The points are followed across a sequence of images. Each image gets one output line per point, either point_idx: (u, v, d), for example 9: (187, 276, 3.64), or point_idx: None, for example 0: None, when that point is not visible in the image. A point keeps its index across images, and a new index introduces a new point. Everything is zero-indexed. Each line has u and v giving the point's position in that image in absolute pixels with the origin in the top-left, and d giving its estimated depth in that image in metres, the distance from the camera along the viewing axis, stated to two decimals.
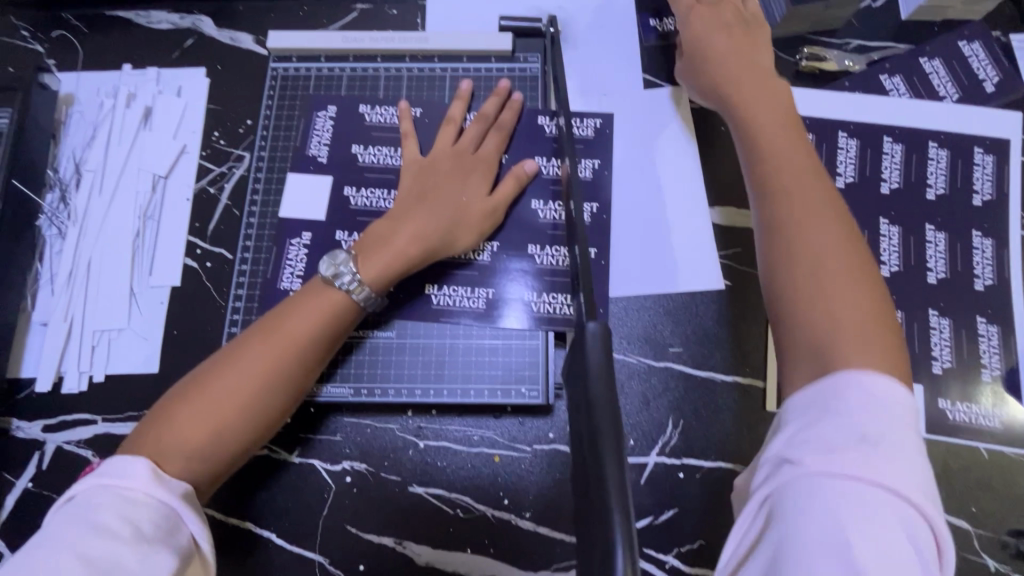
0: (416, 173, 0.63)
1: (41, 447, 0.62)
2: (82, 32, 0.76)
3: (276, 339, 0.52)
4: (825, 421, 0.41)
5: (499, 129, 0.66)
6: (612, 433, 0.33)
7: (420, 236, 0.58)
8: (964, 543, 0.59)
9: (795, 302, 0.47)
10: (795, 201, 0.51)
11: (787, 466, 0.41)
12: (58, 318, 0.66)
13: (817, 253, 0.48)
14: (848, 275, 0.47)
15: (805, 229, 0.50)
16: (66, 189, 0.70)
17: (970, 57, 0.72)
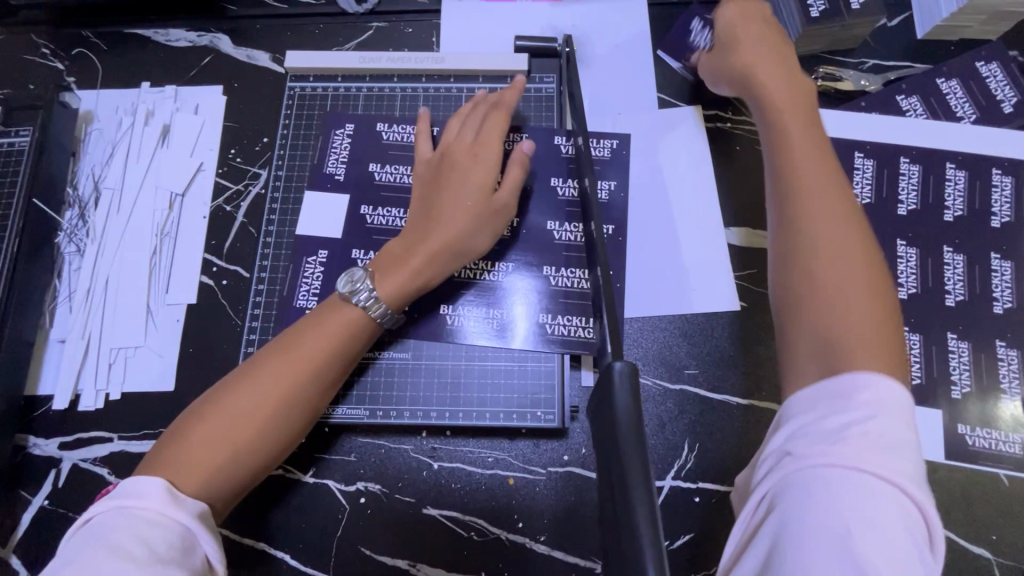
0: (427, 177, 0.61)
1: (58, 465, 0.63)
2: (102, 50, 0.77)
3: (292, 357, 0.52)
4: (823, 413, 0.42)
5: (505, 117, 0.62)
6: (639, 474, 0.34)
7: (432, 250, 0.56)
8: (984, 572, 0.58)
9: (808, 312, 0.47)
10: (811, 205, 0.50)
11: (789, 459, 0.41)
12: (76, 335, 0.66)
13: (829, 259, 0.47)
14: (874, 310, 0.45)
15: (819, 236, 0.48)
16: (84, 206, 0.71)
17: (989, 77, 0.72)
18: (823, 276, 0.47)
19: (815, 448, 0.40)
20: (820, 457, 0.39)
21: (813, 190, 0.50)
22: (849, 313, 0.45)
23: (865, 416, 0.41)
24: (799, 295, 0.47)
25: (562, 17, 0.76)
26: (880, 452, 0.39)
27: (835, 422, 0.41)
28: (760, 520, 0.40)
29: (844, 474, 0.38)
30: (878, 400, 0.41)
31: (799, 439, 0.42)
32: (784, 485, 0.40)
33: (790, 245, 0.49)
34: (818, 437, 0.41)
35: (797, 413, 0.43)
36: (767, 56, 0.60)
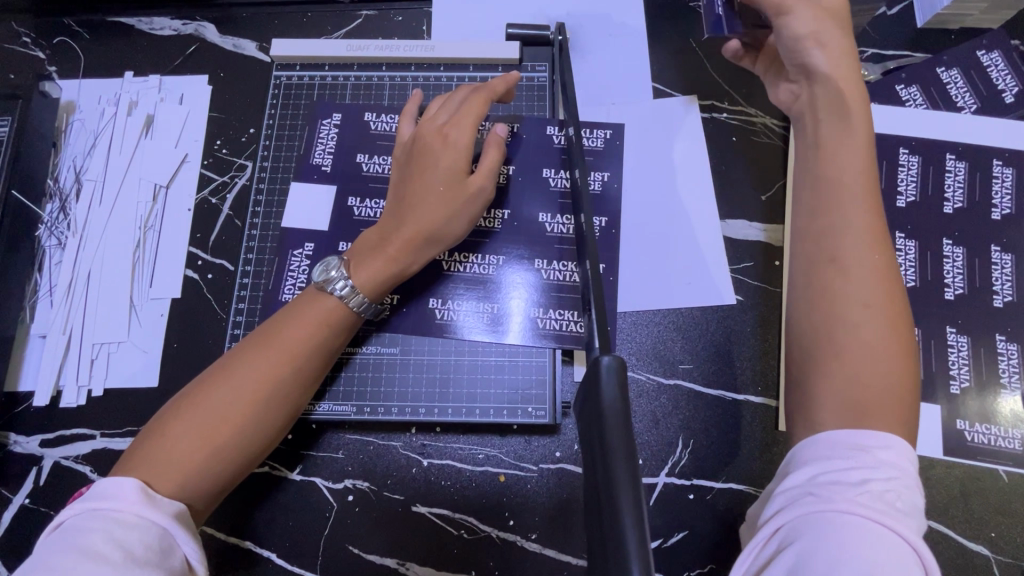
0: (403, 159, 0.59)
1: (39, 463, 0.61)
2: (83, 38, 0.75)
3: (271, 351, 0.50)
4: (851, 459, 0.41)
5: (488, 105, 0.60)
6: (628, 482, 0.32)
7: (408, 238, 0.55)
8: (983, 570, 0.57)
9: (825, 353, 0.45)
10: (851, 253, 0.47)
11: (810, 499, 0.40)
12: (57, 330, 0.65)
13: (858, 309, 0.45)
14: (879, 329, 0.45)
15: (837, 268, 0.47)
16: (66, 198, 0.69)
17: (990, 66, 0.71)
18: (845, 325, 0.45)
19: (843, 494, 0.39)
20: (847, 504, 0.38)
21: (855, 241, 0.47)
22: (872, 368, 0.44)
23: (889, 474, 0.40)
24: (824, 339, 0.46)
25: (555, 5, 0.74)
26: (902, 511, 0.38)
27: (860, 473, 0.40)
28: (770, 555, 0.39)
29: (868, 525, 0.37)
30: (898, 461, 0.41)
31: (822, 483, 0.40)
32: (803, 526, 0.38)
33: (822, 290, 0.47)
34: (844, 485, 0.39)
35: (819, 455, 0.42)
36: (843, 80, 0.53)
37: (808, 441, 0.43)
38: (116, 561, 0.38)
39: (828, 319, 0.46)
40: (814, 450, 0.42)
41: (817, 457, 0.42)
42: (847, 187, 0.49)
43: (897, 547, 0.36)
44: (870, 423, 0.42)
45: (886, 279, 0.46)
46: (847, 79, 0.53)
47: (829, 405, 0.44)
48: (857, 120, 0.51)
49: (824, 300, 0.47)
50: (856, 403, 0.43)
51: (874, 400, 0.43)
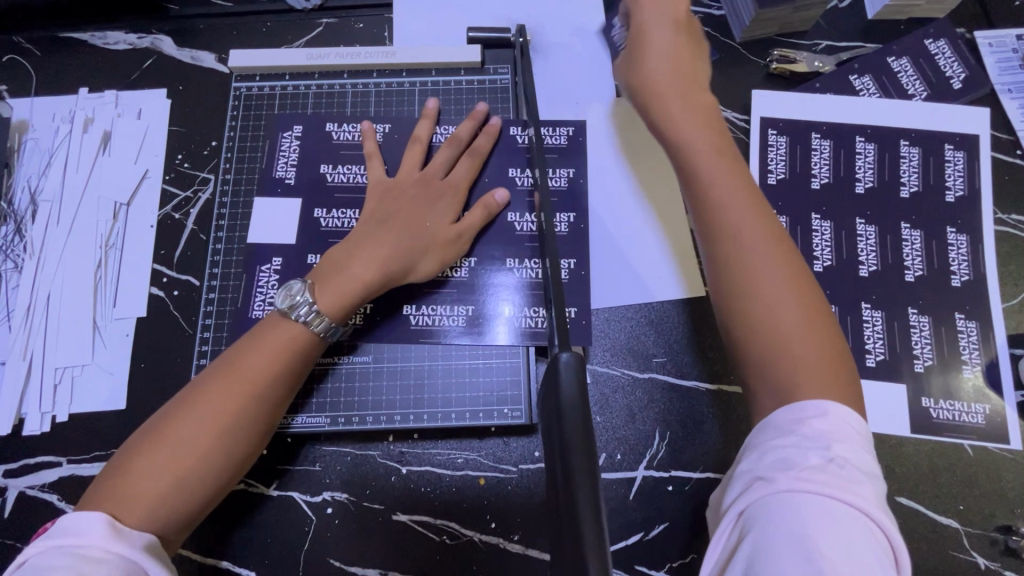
0: (381, 198, 0.61)
1: (3, 494, 0.59)
2: (35, 55, 0.73)
3: (233, 381, 0.49)
4: (792, 441, 0.41)
5: (473, 155, 0.64)
6: (587, 478, 0.32)
7: (378, 267, 0.56)
8: (953, 542, 0.59)
9: (752, 344, 0.47)
10: (737, 223, 0.50)
11: (759, 484, 0.40)
12: (17, 356, 0.63)
13: (763, 285, 0.48)
14: (801, 317, 0.47)
15: (750, 260, 0.49)
16: (21, 220, 0.67)
17: (937, 54, 0.73)
18: (758, 304, 0.48)
19: (788, 473, 0.39)
20: (791, 482, 0.39)
21: (745, 218, 0.50)
22: (793, 344, 0.46)
23: (831, 440, 0.41)
24: (751, 329, 0.47)
25: (516, 8, 0.75)
26: (850, 481, 0.39)
27: (804, 449, 0.41)
28: (733, 545, 0.39)
29: (812, 499, 0.38)
30: (836, 429, 0.42)
31: (769, 463, 0.41)
32: (757, 513, 0.39)
33: (734, 288, 0.49)
34: (790, 463, 0.40)
35: (764, 439, 0.43)
36: (675, 88, 0.58)
37: (757, 429, 0.45)
38: None
39: (745, 316, 0.48)
40: (761, 434, 0.44)
41: (761, 442, 0.43)
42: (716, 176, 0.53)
43: (842, 515, 0.37)
44: (811, 387, 0.44)
45: (782, 255, 0.49)
46: (688, 85, 0.58)
47: (767, 379, 0.46)
48: (702, 123, 0.56)
49: (734, 282, 0.49)
50: (786, 380, 0.45)
51: (802, 373, 0.45)
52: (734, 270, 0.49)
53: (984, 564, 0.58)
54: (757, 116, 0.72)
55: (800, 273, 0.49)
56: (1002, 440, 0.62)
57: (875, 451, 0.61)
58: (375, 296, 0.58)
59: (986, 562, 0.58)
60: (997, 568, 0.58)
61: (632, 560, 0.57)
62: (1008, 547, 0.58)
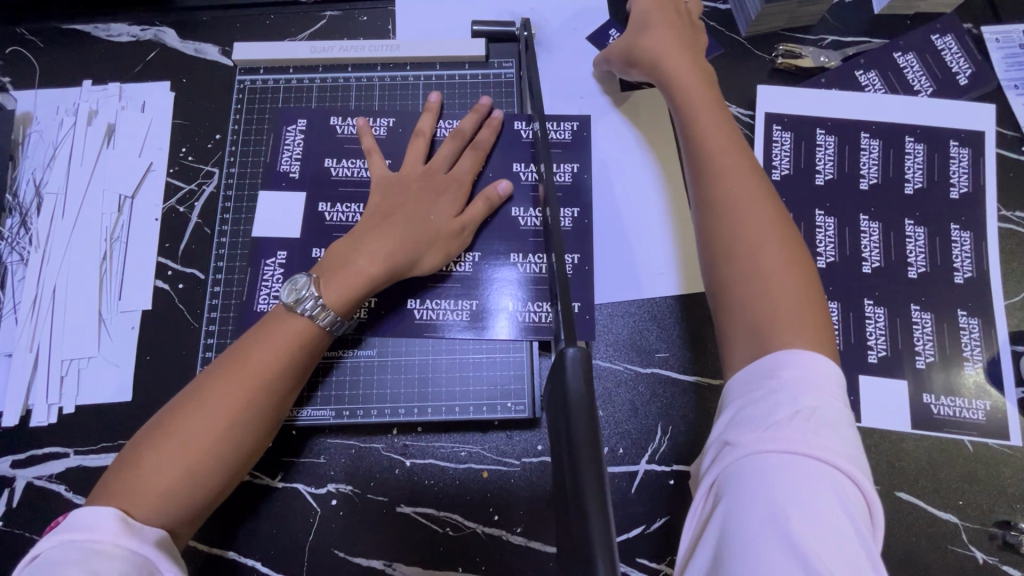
0: (383, 192, 0.61)
1: (12, 485, 0.60)
2: (38, 47, 0.73)
3: (240, 376, 0.49)
4: (759, 400, 0.41)
5: (477, 148, 0.64)
6: (595, 479, 0.32)
7: (380, 257, 0.56)
8: (951, 537, 0.59)
9: (736, 292, 0.47)
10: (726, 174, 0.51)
11: (729, 448, 0.40)
12: (24, 348, 0.63)
13: (749, 233, 0.48)
14: (785, 265, 0.47)
15: (735, 211, 0.49)
16: (26, 212, 0.68)
17: (944, 50, 0.73)
18: (744, 252, 0.48)
19: (753, 433, 0.39)
20: (757, 442, 0.38)
21: (733, 174, 0.51)
22: (773, 285, 0.46)
23: (798, 393, 0.40)
24: (733, 284, 0.47)
25: (520, 2, 0.75)
26: (816, 432, 0.38)
27: (770, 405, 0.40)
28: (708, 514, 0.39)
29: (778, 456, 0.37)
30: (805, 381, 0.41)
31: (737, 424, 0.41)
32: (726, 477, 0.39)
33: (720, 236, 0.49)
34: (756, 423, 0.40)
35: (736, 399, 0.43)
36: (672, 51, 0.61)
37: (729, 387, 0.44)
38: None
39: (732, 270, 0.48)
40: (733, 394, 0.43)
41: (734, 401, 0.43)
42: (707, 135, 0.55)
43: (808, 469, 0.37)
44: (779, 345, 0.43)
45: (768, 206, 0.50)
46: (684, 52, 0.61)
47: (742, 341, 0.45)
48: (693, 83, 0.59)
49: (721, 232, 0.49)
50: (760, 326, 0.45)
51: (778, 313, 0.45)
52: (721, 220, 0.50)
53: (982, 559, 0.59)
54: (762, 112, 0.71)
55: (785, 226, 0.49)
56: (1003, 437, 0.62)
57: (876, 446, 0.62)
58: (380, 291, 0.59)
59: (984, 556, 0.59)
60: (995, 563, 0.59)
61: (633, 553, 0.58)
62: (1007, 542, 0.59)
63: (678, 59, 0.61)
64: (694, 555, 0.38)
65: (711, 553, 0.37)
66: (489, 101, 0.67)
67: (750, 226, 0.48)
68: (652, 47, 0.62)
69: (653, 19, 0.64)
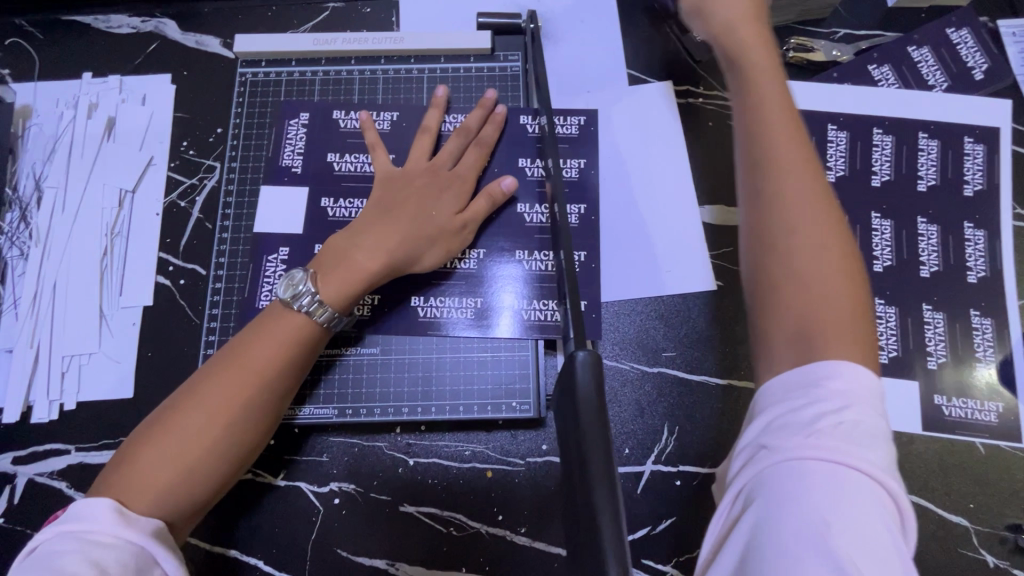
0: (385, 186, 0.60)
1: (13, 481, 0.60)
2: (38, 39, 0.72)
3: (238, 371, 0.49)
4: (800, 405, 0.39)
5: (481, 144, 0.63)
6: (607, 487, 0.31)
7: (380, 253, 0.55)
8: (962, 540, 0.58)
9: (784, 293, 0.44)
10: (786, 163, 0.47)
11: (764, 453, 0.39)
12: (24, 344, 0.63)
13: (805, 230, 0.45)
14: (835, 270, 0.44)
15: (792, 205, 0.46)
16: (26, 207, 0.67)
17: (959, 43, 0.71)
18: (799, 250, 0.44)
19: (793, 439, 0.38)
20: (797, 449, 0.37)
21: (795, 163, 0.47)
22: (823, 289, 0.43)
23: (842, 403, 0.39)
24: (780, 282, 0.44)
25: None
26: (858, 444, 0.37)
27: (812, 411, 0.39)
28: (737, 517, 0.38)
29: (819, 466, 0.36)
30: (849, 391, 0.39)
31: (775, 429, 0.39)
32: (761, 482, 0.38)
33: (774, 228, 0.46)
34: (796, 428, 0.38)
35: (773, 400, 0.41)
36: (740, 24, 0.56)
37: (765, 386, 0.42)
38: None
39: (781, 266, 0.45)
40: (770, 395, 0.42)
41: (772, 403, 0.41)
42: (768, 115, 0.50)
43: (850, 481, 0.35)
44: (822, 356, 0.41)
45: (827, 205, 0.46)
46: (748, 24, 0.56)
47: (783, 344, 0.43)
48: (758, 60, 0.54)
49: (773, 222, 0.46)
50: (805, 328, 0.42)
51: (828, 318, 0.42)
52: (776, 212, 0.46)
53: (993, 562, 0.58)
54: None
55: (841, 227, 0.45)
56: (1015, 439, 0.61)
57: None
58: (378, 287, 0.58)
59: (995, 560, 0.58)
60: (1006, 567, 0.58)
61: (639, 554, 0.57)
62: (1018, 546, 0.58)
63: (740, 32, 0.56)
64: (718, 558, 0.38)
65: (738, 557, 0.36)
66: (493, 94, 0.66)
67: (805, 225, 0.45)
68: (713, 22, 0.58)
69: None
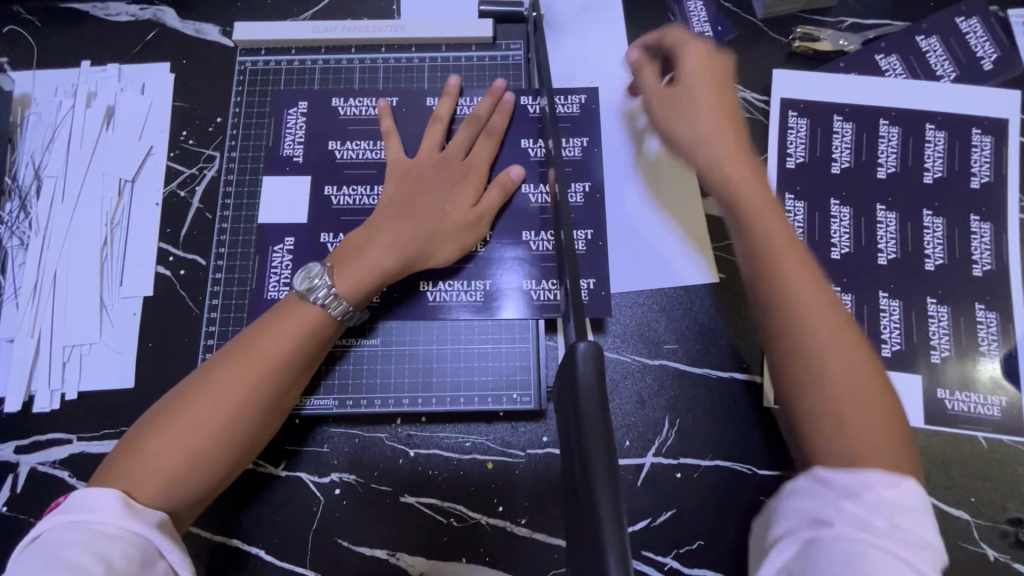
0: (400, 180, 0.60)
1: (15, 470, 0.60)
2: (35, 27, 0.71)
3: (249, 361, 0.49)
4: (862, 488, 0.39)
5: (490, 133, 0.63)
6: (607, 485, 0.31)
7: (396, 247, 0.55)
8: (963, 534, 0.58)
9: (819, 421, 0.43)
10: (790, 277, 0.46)
11: (822, 529, 0.38)
12: (25, 333, 0.63)
13: (826, 345, 0.44)
14: (862, 380, 0.43)
15: (808, 322, 0.45)
16: (25, 196, 0.67)
17: (969, 33, 0.70)
18: (823, 368, 0.44)
19: (856, 524, 0.38)
20: (860, 534, 0.37)
21: (801, 276, 0.46)
22: (855, 410, 0.43)
23: (904, 502, 0.39)
24: (814, 412, 0.43)
25: None
26: (916, 546, 0.37)
27: (873, 497, 0.39)
28: None
29: (879, 556, 0.36)
30: (907, 498, 0.39)
31: (835, 506, 0.39)
32: (815, 557, 0.37)
33: (797, 353, 0.45)
34: (858, 513, 0.38)
35: (831, 477, 0.40)
36: (716, 116, 0.55)
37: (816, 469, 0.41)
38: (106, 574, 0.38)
39: (808, 388, 0.44)
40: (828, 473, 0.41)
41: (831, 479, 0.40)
42: (762, 217, 0.49)
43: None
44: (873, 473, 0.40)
45: (837, 312, 0.46)
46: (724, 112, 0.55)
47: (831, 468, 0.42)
48: (736, 151, 0.53)
49: (795, 346, 0.45)
50: (853, 455, 0.41)
51: (868, 450, 0.41)
52: (793, 334, 0.45)
53: (993, 556, 0.58)
54: (779, 97, 0.69)
55: (853, 332, 0.45)
56: (1017, 434, 0.61)
57: None
58: (392, 282, 0.58)
59: (996, 554, 0.58)
60: (1006, 560, 0.58)
61: (640, 546, 0.57)
62: (1018, 539, 0.58)
63: (714, 124, 0.54)
64: None
65: None
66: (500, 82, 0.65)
67: (823, 344, 0.44)
68: (680, 115, 0.56)
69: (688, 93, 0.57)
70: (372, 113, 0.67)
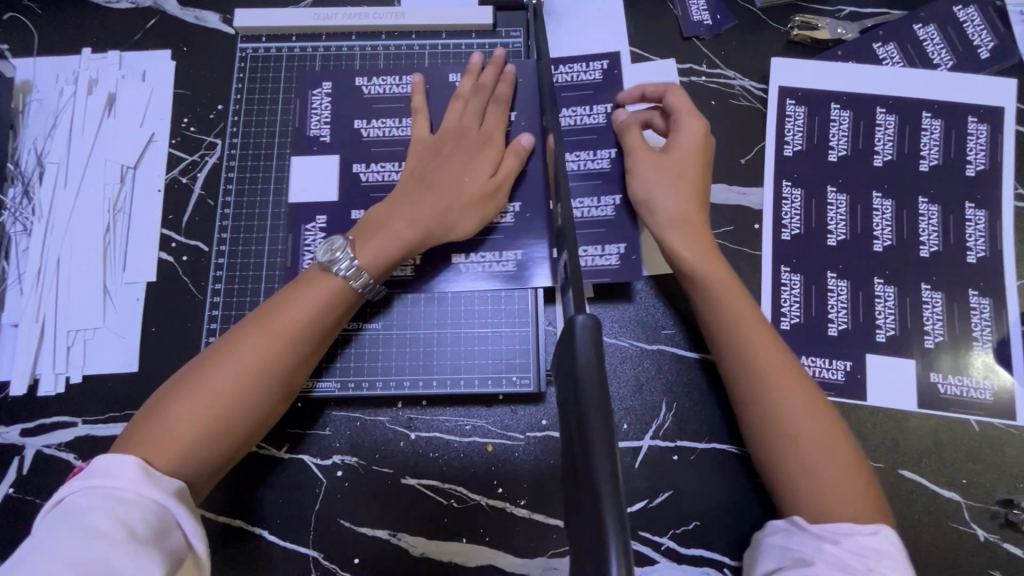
0: (419, 154, 0.60)
1: (20, 453, 0.61)
2: (35, 14, 0.71)
3: (269, 332, 0.50)
4: (837, 531, 0.45)
5: (499, 103, 0.63)
6: (606, 454, 0.32)
7: (419, 221, 0.56)
8: (953, 515, 0.59)
9: (788, 474, 0.49)
10: (753, 350, 0.52)
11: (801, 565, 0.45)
12: (29, 318, 0.63)
13: (790, 412, 0.50)
14: (823, 436, 0.49)
15: (773, 394, 0.51)
16: (28, 182, 0.67)
17: (966, 21, 0.71)
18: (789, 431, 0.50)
19: (830, 561, 0.44)
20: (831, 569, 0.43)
21: (763, 349, 0.52)
22: (820, 465, 0.49)
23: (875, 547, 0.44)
24: (785, 471, 0.49)
25: None
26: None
27: (847, 539, 0.45)
28: None
29: None
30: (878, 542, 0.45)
31: (815, 545, 0.45)
32: None
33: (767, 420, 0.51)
34: (834, 551, 0.44)
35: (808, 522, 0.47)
36: (689, 199, 0.58)
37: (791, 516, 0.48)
38: (126, 543, 0.39)
39: (778, 450, 0.50)
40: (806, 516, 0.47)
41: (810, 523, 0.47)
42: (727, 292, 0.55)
43: None
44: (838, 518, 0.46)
45: (796, 378, 0.51)
46: (696, 193, 0.58)
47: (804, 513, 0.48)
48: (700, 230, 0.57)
49: (766, 415, 0.51)
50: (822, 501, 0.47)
51: (834, 501, 0.47)
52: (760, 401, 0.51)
53: (982, 537, 0.59)
54: (776, 85, 0.70)
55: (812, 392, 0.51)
56: (1008, 417, 0.62)
57: (880, 424, 0.62)
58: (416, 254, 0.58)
59: (985, 534, 0.59)
60: (996, 541, 0.59)
61: (637, 526, 0.58)
62: (1008, 520, 0.59)
63: (686, 204, 0.58)
64: None
65: None
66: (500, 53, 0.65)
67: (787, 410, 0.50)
68: (661, 197, 0.58)
69: (667, 167, 0.59)
70: (398, 89, 0.67)
